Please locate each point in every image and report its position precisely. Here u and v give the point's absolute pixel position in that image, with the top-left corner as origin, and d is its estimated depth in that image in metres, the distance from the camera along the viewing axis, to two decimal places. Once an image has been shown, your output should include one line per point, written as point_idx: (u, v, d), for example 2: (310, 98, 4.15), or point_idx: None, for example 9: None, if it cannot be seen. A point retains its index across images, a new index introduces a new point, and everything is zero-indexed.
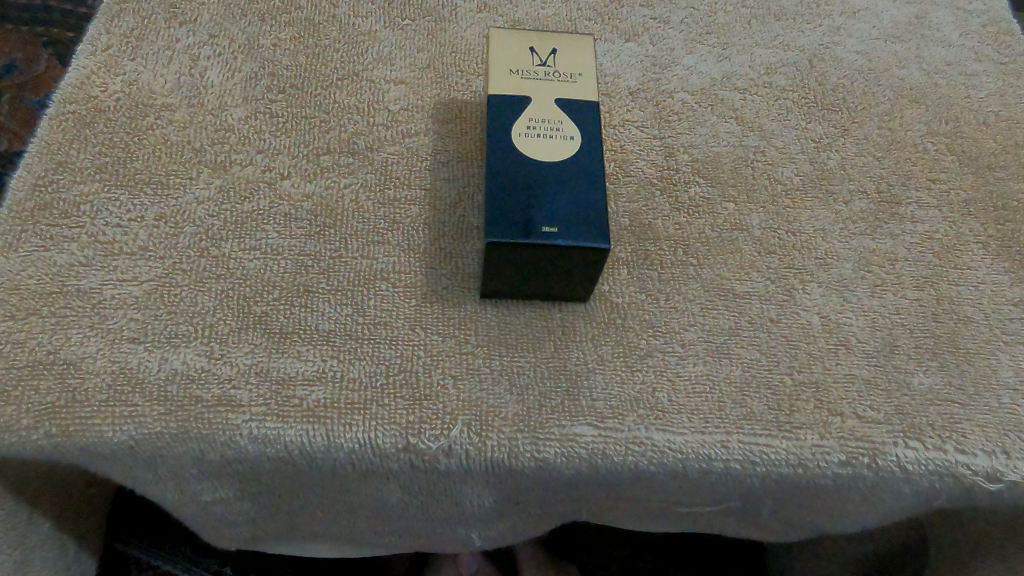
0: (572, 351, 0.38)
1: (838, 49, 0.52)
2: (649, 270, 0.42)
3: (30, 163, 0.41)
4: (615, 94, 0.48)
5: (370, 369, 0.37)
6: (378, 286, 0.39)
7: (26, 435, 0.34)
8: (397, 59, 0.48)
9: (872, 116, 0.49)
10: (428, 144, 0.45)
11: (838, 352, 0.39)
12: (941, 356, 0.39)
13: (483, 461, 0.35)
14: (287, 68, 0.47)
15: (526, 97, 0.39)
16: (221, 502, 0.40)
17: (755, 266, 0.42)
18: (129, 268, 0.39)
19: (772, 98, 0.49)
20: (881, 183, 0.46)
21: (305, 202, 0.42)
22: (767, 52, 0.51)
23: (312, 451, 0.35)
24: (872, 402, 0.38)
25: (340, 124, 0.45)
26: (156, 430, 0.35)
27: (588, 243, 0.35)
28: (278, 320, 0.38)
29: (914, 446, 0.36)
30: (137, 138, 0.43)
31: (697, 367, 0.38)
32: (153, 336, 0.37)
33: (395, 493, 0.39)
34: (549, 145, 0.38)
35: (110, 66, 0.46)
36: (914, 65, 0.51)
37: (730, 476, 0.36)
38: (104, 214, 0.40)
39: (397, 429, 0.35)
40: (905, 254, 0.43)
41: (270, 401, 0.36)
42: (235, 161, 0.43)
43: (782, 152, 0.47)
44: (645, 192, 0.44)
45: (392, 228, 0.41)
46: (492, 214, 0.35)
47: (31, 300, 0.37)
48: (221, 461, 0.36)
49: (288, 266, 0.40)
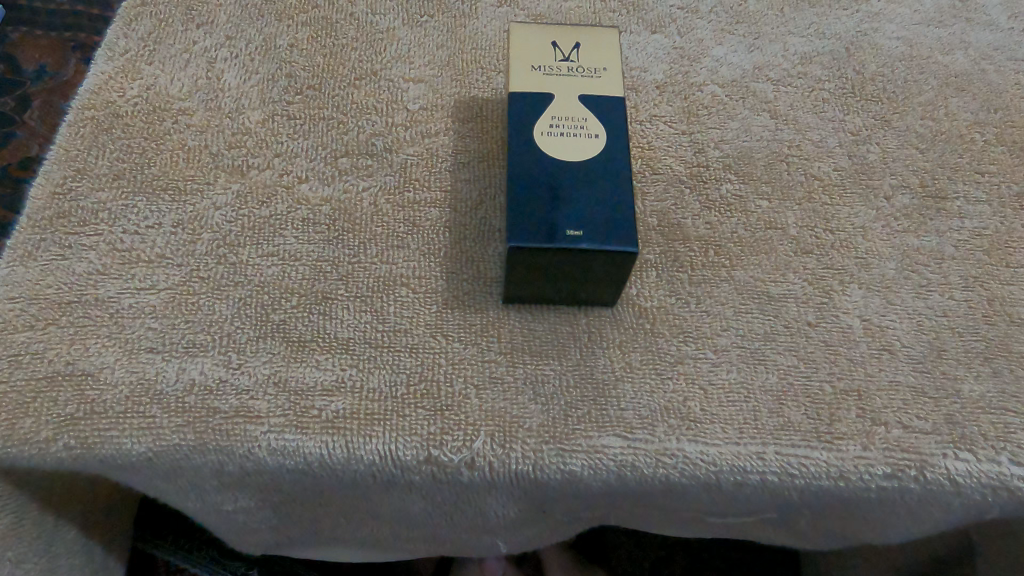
0: (599, 359, 0.37)
1: (878, 36, 0.49)
2: (679, 272, 0.40)
3: (49, 170, 0.41)
4: (642, 89, 0.46)
5: (391, 379, 0.36)
6: (398, 292, 0.38)
7: (46, 447, 0.34)
8: (416, 56, 0.47)
9: (915, 106, 0.46)
10: (448, 144, 0.44)
11: (881, 357, 0.37)
12: (993, 361, 0.37)
13: (507, 473, 0.34)
14: (305, 68, 0.46)
15: (549, 95, 0.38)
16: (242, 511, 0.39)
17: (792, 266, 0.40)
18: (147, 276, 0.38)
19: (807, 90, 0.47)
20: (925, 177, 0.43)
21: (324, 206, 0.41)
22: (802, 40, 0.49)
23: (332, 463, 0.34)
24: (919, 410, 0.35)
25: (358, 124, 0.44)
26: (175, 442, 0.34)
27: (616, 247, 0.33)
28: (297, 328, 0.37)
29: (964, 458, 0.34)
30: (155, 143, 0.43)
31: (731, 375, 0.37)
32: (171, 345, 0.36)
33: (418, 505, 0.38)
34: (574, 145, 0.36)
35: (128, 71, 0.45)
36: (959, 50, 0.48)
37: (766, 488, 0.34)
38: (122, 222, 0.40)
39: (418, 441, 0.34)
40: (952, 252, 0.40)
41: (289, 412, 0.35)
42: (253, 166, 0.42)
43: (818, 146, 0.44)
44: (674, 189, 0.43)
45: (412, 232, 0.40)
46: (514, 217, 0.34)
47: (49, 310, 0.37)
48: (241, 473, 0.35)
49: (306, 272, 0.39)
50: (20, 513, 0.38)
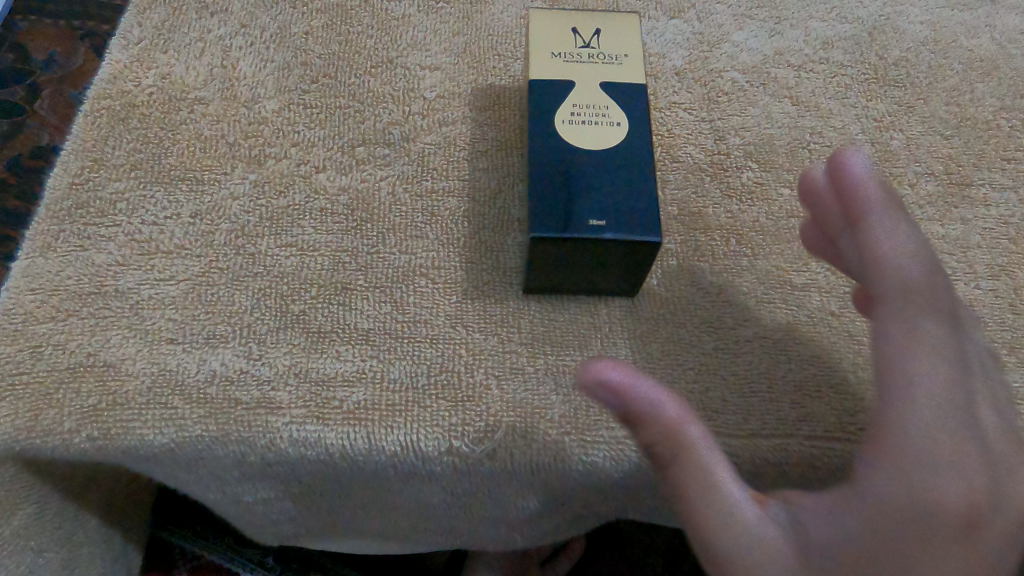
0: (620, 349, 0.37)
1: (901, 19, 0.48)
2: (699, 262, 0.39)
3: (66, 161, 0.41)
4: (661, 75, 0.46)
5: (411, 370, 0.36)
6: (417, 283, 0.38)
7: (70, 438, 0.34)
8: (431, 43, 0.46)
9: (939, 91, 0.45)
10: (465, 132, 0.43)
11: None
12: (1020, 351, 0.37)
13: (529, 464, 0.34)
14: (320, 57, 0.46)
15: (570, 82, 0.37)
16: (263, 501, 0.39)
17: (814, 256, 0.40)
18: (166, 267, 0.38)
19: (829, 75, 0.46)
20: (950, 164, 0.42)
21: (342, 196, 0.41)
22: (823, 25, 0.48)
23: (354, 454, 0.34)
24: None
25: (375, 113, 0.44)
26: (197, 433, 0.34)
27: (640, 236, 0.33)
28: (316, 319, 0.37)
29: None
30: (171, 133, 0.42)
31: (753, 365, 0.36)
32: (191, 337, 0.36)
33: (438, 495, 0.38)
34: (595, 133, 0.36)
35: (143, 60, 0.45)
36: (984, 34, 0.47)
37: (789, 480, 0.34)
38: (140, 212, 0.40)
39: (440, 432, 0.34)
40: (978, 240, 0.40)
41: (310, 403, 0.35)
42: (270, 155, 0.42)
43: (840, 133, 0.44)
44: (694, 178, 0.42)
45: (431, 222, 0.40)
46: (536, 207, 0.34)
47: (69, 301, 0.37)
48: (263, 464, 0.35)
49: (325, 263, 0.39)
50: (44, 503, 0.38)
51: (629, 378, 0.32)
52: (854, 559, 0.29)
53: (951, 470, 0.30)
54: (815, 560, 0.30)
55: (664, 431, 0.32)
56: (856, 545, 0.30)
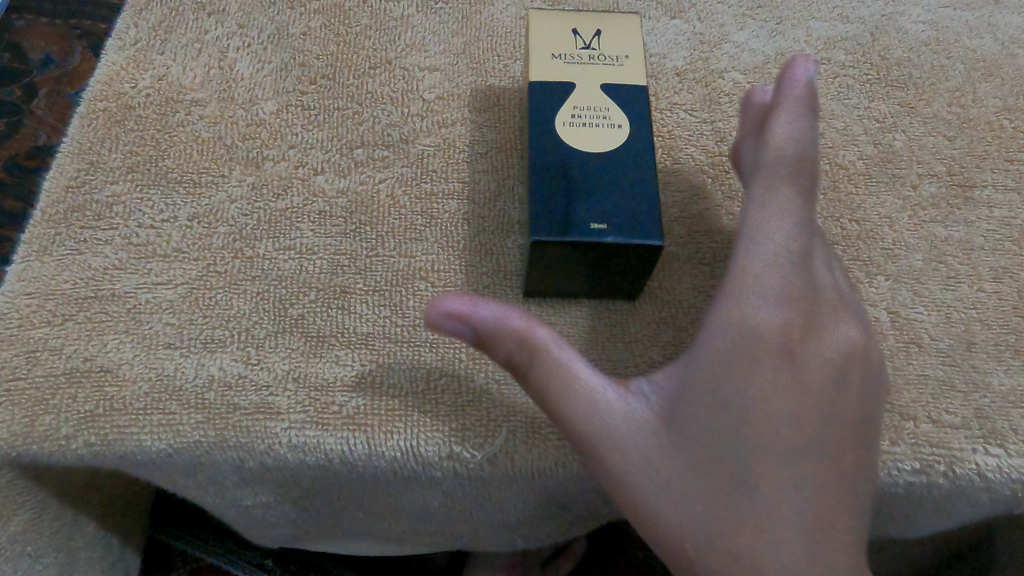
0: (621, 353, 0.36)
1: (903, 19, 0.48)
2: (701, 265, 0.39)
3: (62, 163, 0.41)
4: (661, 76, 0.45)
5: (411, 374, 0.35)
6: (417, 286, 0.38)
7: (67, 444, 0.34)
8: (430, 44, 0.46)
9: (941, 92, 0.45)
10: (465, 134, 0.43)
11: (910, 350, 0.37)
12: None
13: (530, 469, 0.34)
14: (318, 58, 0.45)
15: (571, 83, 0.37)
16: (262, 505, 0.39)
17: None
18: (164, 271, 0.38)
19: (830, 75, 0.46)
20: (952, 165, 0.42)
21: (341, 198, 0.40)
22: (824, 25, 0.48)
23: (353, 459, 0.34)
24: (948, 405, 0.35)
25: (374, 115, 0.43)
26: (195, 439, 0.34)
27: (641, 240, 0.33)
28: (316, 323, 0.37)
29: (995, 454, 0.34)
30: (169, 135, 0.42)
31: None
32: (189, 341, 0.36)
33: (437, 500, 0.38)
34: (596, 135, 0.36)
35: (140, 61, 0.44)
36: (986, 34, 0.47)
37: None
38: (137, 215, 0.39)
39: (440, 437, 0.34)
40: (981, 242, 0.40)
41: (309, 408, 0.34)
42: (268, 157, 0.42)
43: (842, 134, 0.43)
44: (695, 180, 0.42)
45: (431, 225, 0.40)
46: (538, 211, 0.33)
47: (66, 305, 0.36)
48: (261, 469, 0.35)
49: (323, 266, 0.38)
50: (41, 508, 0.38)
51: (470, 303, 0.32)
52: (687, 417, 0.31)
53: (770, 299, 0.32)
54: (659, 429, 0.31)
55: (514, 340, 0.32)
56: (692, 412, 0.31)
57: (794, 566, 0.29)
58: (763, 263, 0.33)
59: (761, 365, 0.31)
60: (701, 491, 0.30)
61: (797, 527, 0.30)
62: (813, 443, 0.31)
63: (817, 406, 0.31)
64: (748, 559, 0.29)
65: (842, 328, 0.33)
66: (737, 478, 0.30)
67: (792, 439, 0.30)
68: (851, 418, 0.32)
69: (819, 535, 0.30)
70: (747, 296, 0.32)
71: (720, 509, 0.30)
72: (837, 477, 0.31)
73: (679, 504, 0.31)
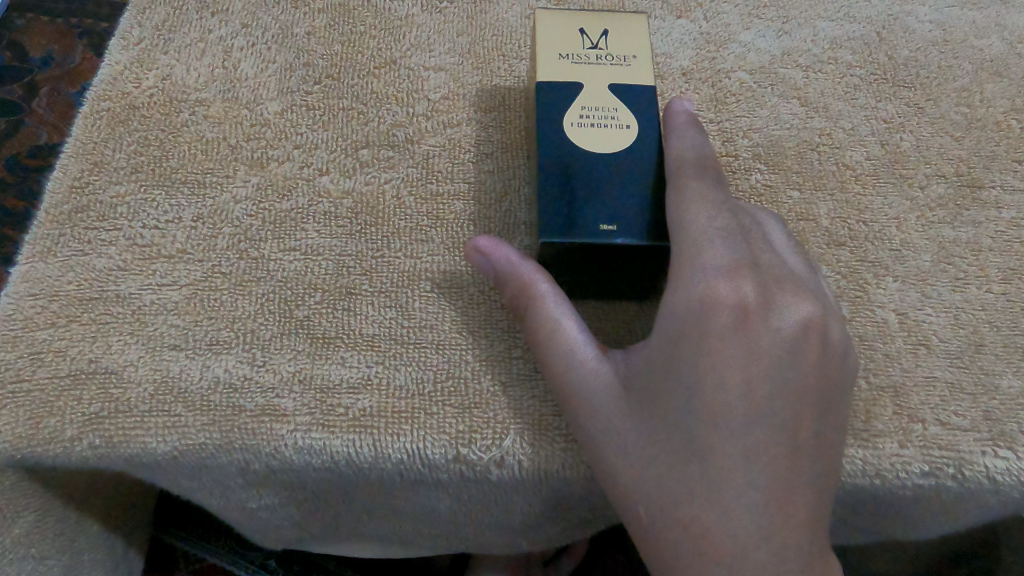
0: None
1: (910, 19, 0.48)
2: None
3: (66, 164, 0.40)
4: (668, 76, 0.45)
5: (417, 376, 0.35)
6: (422, 287, 0.38)
7: (72, 446, 0.33)
8: (436, 44, 0.46)
9: (949, 92, 0.45)
10: (470, 134, 0.43)
11: (918, 352, 0.36)
12: None
13: (537, 471, 0.34)
14: (323, 57, 0.45)
15: (578, 84, 0.36)
16: (267, 508, 0.39)
17: (824, 259, 0.39)
18: (168, 272, 0.38)
19: (838, 75, 0.45)
20: (960, 166, 0.42)
21: (346, 199, 0.40)
22: (831, 25, 0.47)
23: (359, 462, 0.34)
24: (957, 407, 0.35)
25: (379, 115, 0.43)
26: (200, 441, 0.33)
27: (650, 241, 0.33)
28: (321, 324, 0.37)
29: (1004, 456, 0.33)
30: (173, 135, 0.42)
31: None
32: (194, 343, 0.36)
33: (443, 502, 0.37)
34: (605, 136, 0.35)
35: (143, 61, 0.44)
36: (993, 34, 0.47)
37: None
38: (141, 216, 0.39)
39: (446, 439, 0.34)
40: (989, 243, 0.40)
41: (315, 410, 0.34)
42: (272, 158, 0.41)
43: (850, 134, 0.43)
44: None
45: (436, 226, 0.40)
46: (548, 210, 0.33)
47: (71, 307, 0.36)
48: (267, 471, 0.35)
49: (329, 267, 0.38)
50: (45, 510, 0.38)
51: (497, 242, 0.35)
52: (641, 385, 0.30)
53: (716, 270, 0.31)
54: (619, 411, 0.30)
55: (517, 287, 0.34)
56: (643, 380, 0.30)
57: (747, 540, 0.28)
58: (706, 233, 0.32)
59: (714, 344, 0.30)
60: (653, 461, 0.29)
61: (752, 500, 0.28)
62: (769, 413, 0.29)
63: (773, 374, 0.29)
64: (701, 533, 0.28)
65: (799, 300, 0.32)
66: (688, 449, 0.29)
67: (748, 417, 0.29)
68: (813, 389, 0.30)
69: (774, 508, 0.28)
70: (692, 266, 0.31)
71: (672, 480, 0.29)
72: (795, 449, 0.29)
73: (634, 474, 0.30)
